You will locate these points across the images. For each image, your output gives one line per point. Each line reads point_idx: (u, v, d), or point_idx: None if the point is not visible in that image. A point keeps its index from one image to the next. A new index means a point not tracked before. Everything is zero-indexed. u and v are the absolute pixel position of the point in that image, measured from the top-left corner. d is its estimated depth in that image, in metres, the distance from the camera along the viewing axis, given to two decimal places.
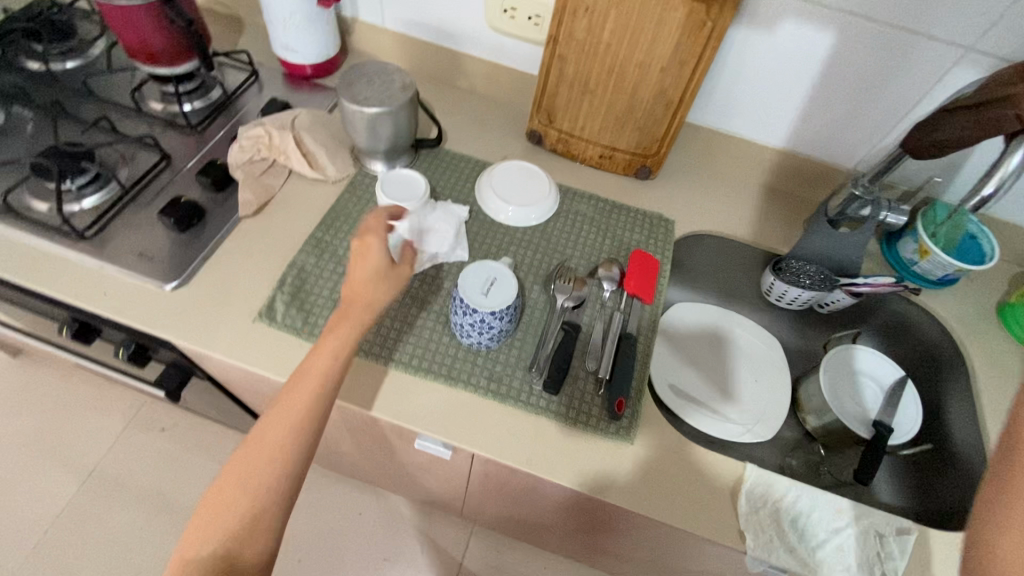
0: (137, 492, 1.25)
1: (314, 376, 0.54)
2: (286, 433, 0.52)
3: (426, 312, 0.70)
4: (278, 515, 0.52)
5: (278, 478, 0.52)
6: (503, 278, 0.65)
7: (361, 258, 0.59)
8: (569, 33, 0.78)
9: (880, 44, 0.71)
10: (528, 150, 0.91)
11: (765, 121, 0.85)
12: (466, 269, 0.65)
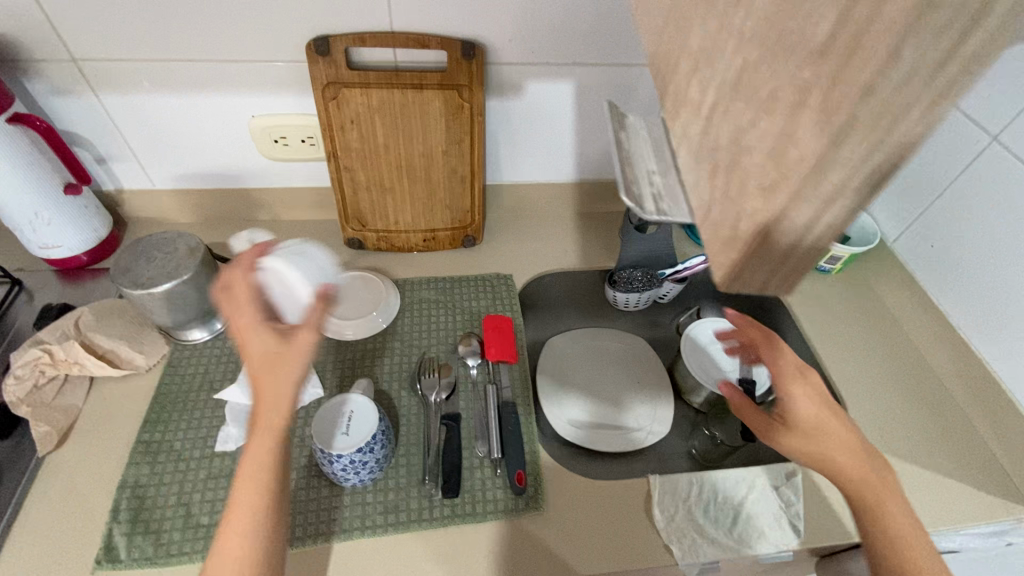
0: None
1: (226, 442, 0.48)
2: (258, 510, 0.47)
3: (296, 472, 0.65)
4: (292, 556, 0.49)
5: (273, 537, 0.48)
6: (361, 407, 0.63)
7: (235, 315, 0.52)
8: (345, 146, 0.79)
9: (609, 80, 0.82)
10: (352, 258, 0.90)
11: (553, 162, 0.93)
12: (317, 417, 0.61)
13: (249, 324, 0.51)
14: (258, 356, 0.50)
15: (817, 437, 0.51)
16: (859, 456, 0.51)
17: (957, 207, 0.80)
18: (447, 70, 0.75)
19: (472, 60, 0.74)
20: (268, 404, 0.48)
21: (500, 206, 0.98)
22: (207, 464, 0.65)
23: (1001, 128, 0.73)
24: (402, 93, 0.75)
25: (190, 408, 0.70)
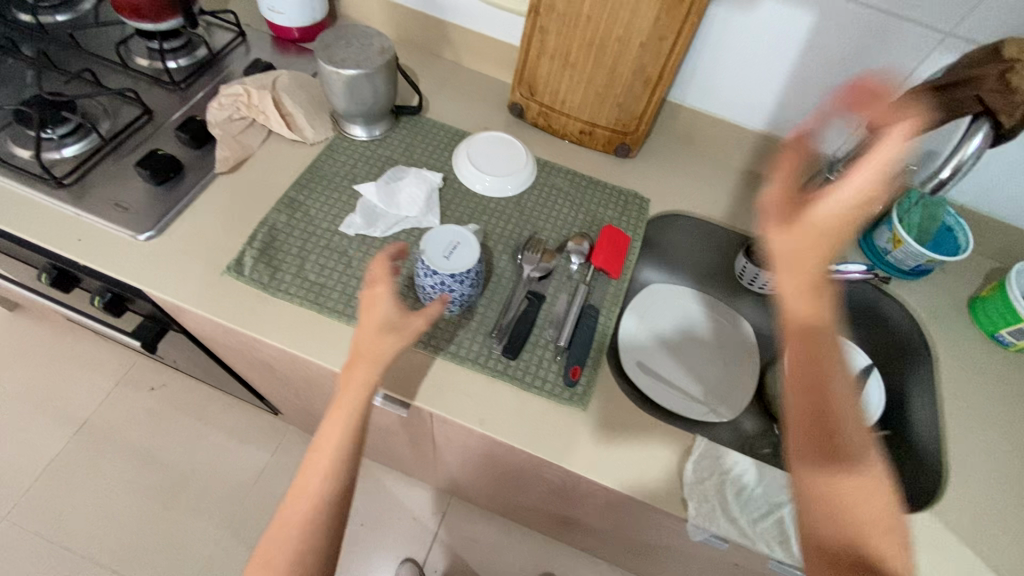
0: (108, 441, 1.34)
1: (358, 382, 0.52)
2: (323, 473, 0.50)
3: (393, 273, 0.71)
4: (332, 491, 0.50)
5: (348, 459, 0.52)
6: (467, 241, 0.67)
7: (371, 310, 0.55)
8: (548, 3, 0.77)
9: (857, 24, 0.70)
10: (508, 122, 0.92)
11: (746, 103, 0.84)
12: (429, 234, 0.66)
13: (371, 307, 0.56)
14: (386, 314, 0.55)
15: (808, 244, 0.50)
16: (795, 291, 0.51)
17: None
18: None
19: None
20: (364, 366, 0.52)
21: (668, 131, 0.92)
22: (329, 235, 0.73)
23: None
24: None
25: (334, 186, 0.78)
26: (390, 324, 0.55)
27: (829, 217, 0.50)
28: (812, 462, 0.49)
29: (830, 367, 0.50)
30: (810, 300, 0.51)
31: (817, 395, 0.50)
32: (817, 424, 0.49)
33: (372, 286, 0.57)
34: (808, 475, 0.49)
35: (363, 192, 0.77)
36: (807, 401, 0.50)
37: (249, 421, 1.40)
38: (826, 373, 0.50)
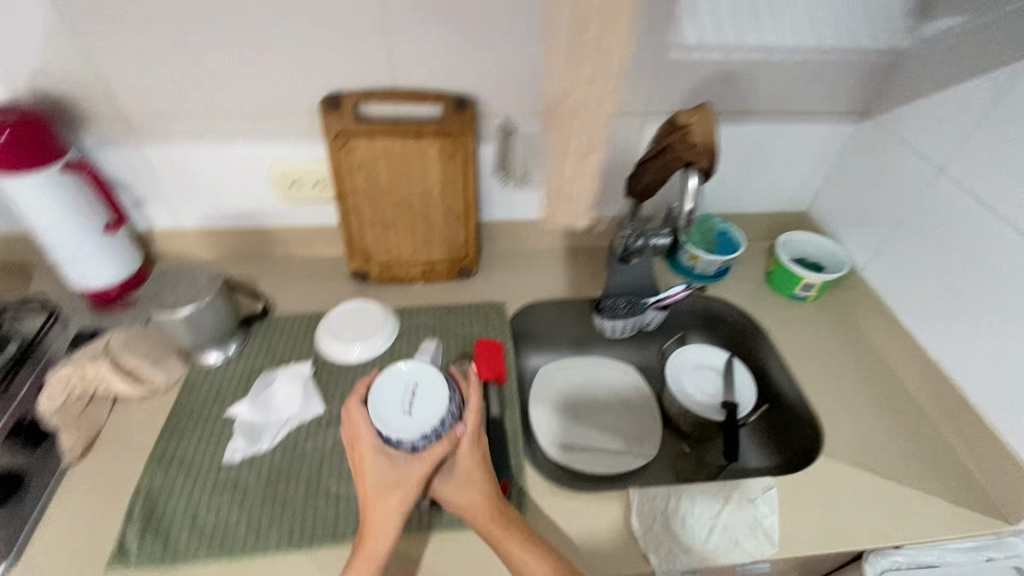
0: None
1: (373, 545, 0.60)
2: None
3: (295, 481, 0.70)
4: None
5: None
6: (426, 379, 0.69)
7: (362, 469, 0.64)
8: (351, 187, 0.88)
9: (588, 126, 0.91)
10: (357, 288, 0.98)
11: (541, 201, 1.01)
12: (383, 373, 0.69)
13: (370, 453, 0.64)
14: (397, 474, 0.63)
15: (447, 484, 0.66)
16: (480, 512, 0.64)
17: (917, 232, 0.85)
18: (443, 121, 0.84)
19: (465, 111, 0.84)
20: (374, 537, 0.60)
21: (493, 242, 1.06)
22: (214, 473, 0.70)
23: (946, 162, 0.80)
24: (404, 140, 0.85)
25: (203, 421, 0.76)
26: (386, 477, 0.63)
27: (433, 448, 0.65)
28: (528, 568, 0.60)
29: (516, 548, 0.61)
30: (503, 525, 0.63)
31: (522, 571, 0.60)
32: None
33: (363, 442, 0.65)
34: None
35: (237, 413, 0.76)
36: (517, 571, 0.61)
37: None
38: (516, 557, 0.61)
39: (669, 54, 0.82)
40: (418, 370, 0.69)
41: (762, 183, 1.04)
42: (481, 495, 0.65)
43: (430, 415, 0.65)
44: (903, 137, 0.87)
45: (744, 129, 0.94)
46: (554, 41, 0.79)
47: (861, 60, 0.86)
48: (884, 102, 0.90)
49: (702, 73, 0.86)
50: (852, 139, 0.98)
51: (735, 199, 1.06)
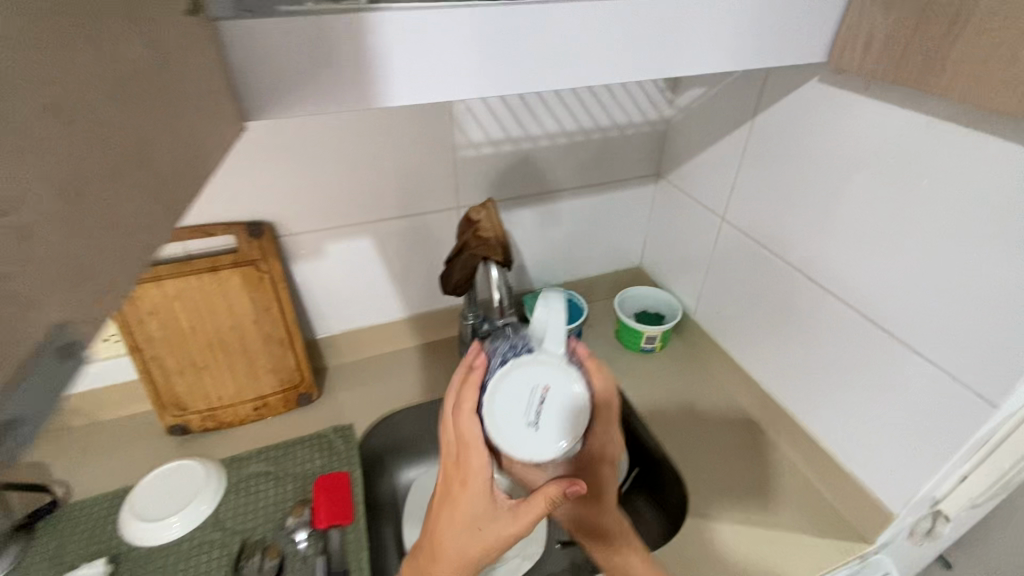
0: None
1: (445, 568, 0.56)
2: None
3: None
4: None
5: None
6: (558, 384, 0.53)
7: (456, 509, 0.55)
8: (145, 337, 0.79)
9: (402, 228, 0.90)
10: (176, 446, 0.86)
11: (378, 306, 0.97)
12: (525, 360, 0.54)
13: (476, 482, 0.54)
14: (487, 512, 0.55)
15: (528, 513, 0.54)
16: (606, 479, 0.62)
17: (723, 273, 0.92)
18: (238, 250, 0.79)
19: (260, 237, 0.79)
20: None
21: (337, 357, 0.99)
22: None
23: (724, 211, 0.88)
24: (196, 278, 0.78)
25: None
26: (450, 494, 0.56)
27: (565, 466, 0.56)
28: None
29: None
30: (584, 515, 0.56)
31: None
32: None
33: (468, 474, 0.54)
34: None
35: None
36: None
37: None
38: None
39: (460, 150, 0.85)
40: (560, 367, 0.54)
41: (591, 249, 1.09)
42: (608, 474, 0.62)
43: (558, 429, 0.52)
44: (690, 192, 0.95)
45: (558, 205, 0.99)
46: (339, 156, 0.79)
47: (637, 131, 0.95)
48: (668, 163, 0.99)
49: (498, 163, 0.89)
50: (656, 197, 1.05)
51: (572, 267, 1.10)
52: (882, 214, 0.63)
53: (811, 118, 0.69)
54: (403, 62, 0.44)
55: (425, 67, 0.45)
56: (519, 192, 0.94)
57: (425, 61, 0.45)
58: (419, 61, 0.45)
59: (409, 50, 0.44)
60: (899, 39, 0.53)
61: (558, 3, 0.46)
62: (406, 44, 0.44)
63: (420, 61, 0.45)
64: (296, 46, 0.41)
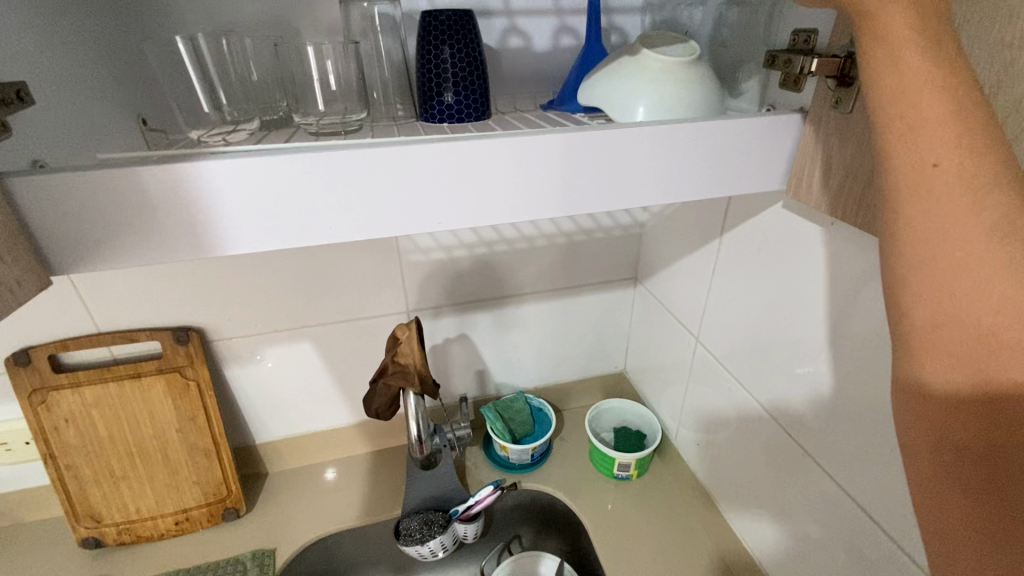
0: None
1: None
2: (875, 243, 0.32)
3: None
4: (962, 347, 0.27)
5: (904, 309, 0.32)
6: None
7: None
8: (61, 445, 0.75)
9: (348, 331, 0.84)
10: (89, 560, 0.79)
11: (324, 411, 0.91)
12: None
13: None
14: None
15: (934, 161, 0.27)
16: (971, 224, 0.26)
17: (705, 395, 0.81)
18: (164, 356, 0.75)
19: (187, 342, 0.75)
20: None
21: (279, 463, 0.92)
22: None
23: (699, 331, 0.79)
24: (117, 384, 0.74)
25: None
26: None
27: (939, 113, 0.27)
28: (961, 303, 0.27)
29: (979, 282, 0.26)
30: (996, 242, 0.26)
31: (971, 308, 0.27)
32: (960, 345, 0.27)
33: None
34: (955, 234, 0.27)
35: None
36: (942, 343, 0.28)
37: None
38: (968, 299, 0.27)
39: (407, 255, 0.80)
40: None
41: (565, 353, 0.99)
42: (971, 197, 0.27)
43: None
44: (667, 301, 0.86)
45: (524, 307, 0.91)
46: (274, 262, 0.75)
47: (608, 234, 0.88)
48: (645, 267, 0.91)
49: (451, 266, 0.83)
50: (635, 300, 0.96)
51: (543, 371, 1.00)
52: (859, 367, 0.52)
53: (779, 243, 0.60)
54: (245, 208, 0.39)
55: (276, 213, 0.40)
56: (477, 296, 0.87)
57: (276, 205, 0.39)
58: (266, 205, 0.39)
59: (253, 194, 0.39)
60: (856, 179, 0.43)
61: (435, 143, 0.41)
62: (246, 187, 0.38)
63: (271, 207, 0.39)
64: (109, 201, 0.36)
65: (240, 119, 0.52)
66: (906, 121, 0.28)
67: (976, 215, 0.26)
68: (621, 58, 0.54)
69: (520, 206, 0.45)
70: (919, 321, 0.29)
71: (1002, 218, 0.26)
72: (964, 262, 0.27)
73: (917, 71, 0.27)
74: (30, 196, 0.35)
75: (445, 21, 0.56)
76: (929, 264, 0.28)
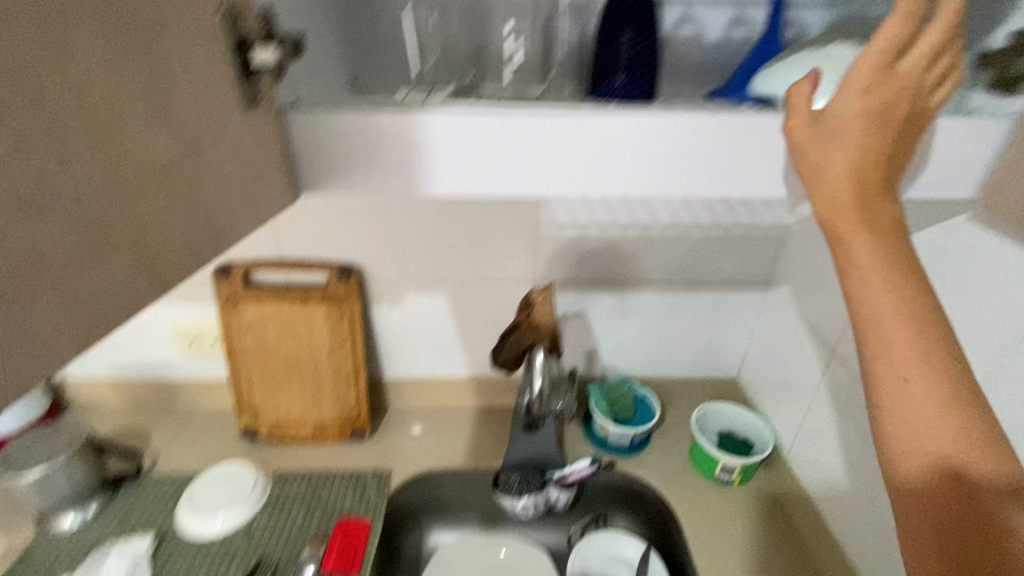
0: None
1: None
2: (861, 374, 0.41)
3: None
4: (910, 462, 0.38)
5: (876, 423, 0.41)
6: None
7: None
8: (241, 346, 0.90)
9: (477, 291, 0.91)
10: (246, 446, 0.95)
11: (444, 360, 1.00)
12: None
13: None
14: None
15: (879, 310, 0.39)
16: (922, 384, 0.37)
17: (830, 414, 0.77)
18: (327, 286, 0.88)
19: (348, 279, 0.87)
20: None
21: (399, 401, 1.03)
22: None
23: (836, 345, 0.75)
24: (290, 305, 0.88)
25: None
26: None
27: (882, 280, 0.39)
28: (918, 422, 0.37)
29: (909, 407, 0.37)
30: (921, 378, 0.37)
31: (902, 425, 0.38)
32: (915, 459, 0.37)
33: None
34: (902, 361, 0.38)
35: None
36: (902, 453, 0.38)
37: None
38: (902, 424, 0.38)
39: (544, 228, 0.85)
40: None
41: (678, 348, 0.99)
42: (920, 360, 0.38)
43: None
44: (802, 310, 0.82)
45: (645, 295, 0.92)
46: (427, 218, 0.84)
47: (746, 233, 0.86)
48: (781, 272, 0.87)
49: (582, 245, 0.87)
50: (763, 306, 0.93)
51: (652, 362, 1.01)
52: None
53: None
54: (449, 153, 0.45)
55: (475, 162, 0.46)
56: (601, 276, 0.90)
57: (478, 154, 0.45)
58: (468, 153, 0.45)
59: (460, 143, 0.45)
60: None
61: (621, 115, 0.44)
62: (455, 137, 0.45)
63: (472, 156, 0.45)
64: (349, 135, 0.45)
65: (435, 84, 0.59)
66: (859, 289, 0.40)
67: (911, 352, 0.38)
68: (807, 50, 0.54)
69: (690, 182, 0.47)
70: (887, 444, 0.39)
71: (925, 366, 0.38)
72: (903, 391, 0.38)
73: (868, 260, 0.40)
74: (296, 124, 0.44)
75: (628, 7, 0.59)
76: (887, 401, 0.39)
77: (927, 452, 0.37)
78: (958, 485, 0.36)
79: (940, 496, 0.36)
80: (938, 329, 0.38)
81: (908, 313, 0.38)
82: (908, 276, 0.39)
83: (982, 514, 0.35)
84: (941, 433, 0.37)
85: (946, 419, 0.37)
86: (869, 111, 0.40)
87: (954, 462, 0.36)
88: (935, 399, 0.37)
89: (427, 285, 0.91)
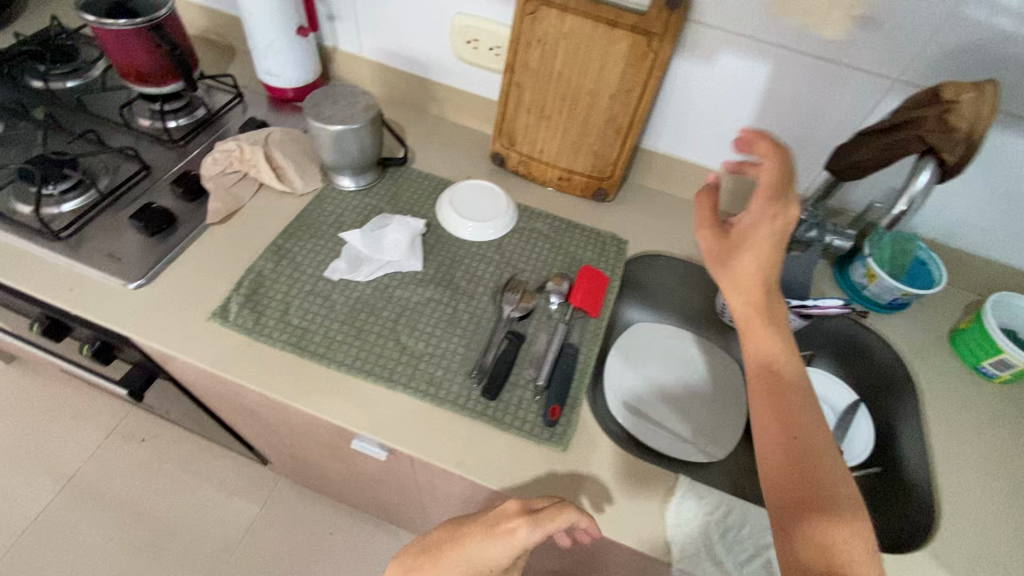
0: (114, 502, 1.44)
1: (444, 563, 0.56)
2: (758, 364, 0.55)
3: (417, 337, 0.72)
4: (779, 437, 0.51)
5: (781, 447, 0.50)
6: None
7: (494, 541, 0.55)
8: (524, 62, 0.82)
9: (811, 74, 0.75)
10: (492, 171, 0.96)
11: (715, 149, 0.89)
12: None
13: (479, 540, 0.55)
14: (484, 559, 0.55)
15: (751, 327, 0.55)
16: (770, 350, 0.54)
17: None
18: (646, 15, 0.73)
19: (675, 9, 0.72)
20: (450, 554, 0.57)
21: (643, 178, 0.96)
22: (313, 281, 0.75)
23: None
24: (595, 25, 0.75)
25: (321, 234, 0.80)
26: (483, 530, 0.56)
27: (745, 294, 0.55)
28: (769, 408, 0.52)
29: (799, 408, 0.52)
30: (802, 427, 0.51)
31: (762, 410, 0.53)
32: (784, 424, 0.51)
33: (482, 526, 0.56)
34: (751, 349, 0.55)
35: (348, 232, 0.80)
36: (762, 411, 0.53)
37: (240, 472, 1.51)
38: (766, 409, 0.52)
39: (964, 8, 0.63)
40: None
41: (999, 221, 0.82)
42: (776, 344, 0.54)
43: None
44: None
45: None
46: None
47: None
48: None
49: (999, 47, 0.65)
50: None
51: (952, 227, 0.86)
52: None
53: None
54: None
55: None
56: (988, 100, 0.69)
57: None
58: None
59: None
60: None
61: None
62: None
63: None
64: None
65: None
66: (755, 317, 0.55)
67: (774, 350, 0.54)
68: None
69: None
70: (757, 417, 0.53)
71: (777, 342, 0.54)
72: (770, 352, 0.54)
73: (745, 287, 0.55)
74: None
75: None
76: (759, 398, 0.53)
77: (760, 374, 0.54)
78: (813, 452, 0.49)
79: (786, 440, 0.50)
80: (776, 330, 0.55)
81: (779, 332, 0.55)
82: (767, 298, 0.55)
83: (797, 444, 0.50)
84: (777, 411, 0.52)
85: (781, 391, 0.52)
86: (775, 214, 0.53)
87: (796, 462, 0.49)
88: (773, 390, 0.53)
89: (755, 47, 0.75)
